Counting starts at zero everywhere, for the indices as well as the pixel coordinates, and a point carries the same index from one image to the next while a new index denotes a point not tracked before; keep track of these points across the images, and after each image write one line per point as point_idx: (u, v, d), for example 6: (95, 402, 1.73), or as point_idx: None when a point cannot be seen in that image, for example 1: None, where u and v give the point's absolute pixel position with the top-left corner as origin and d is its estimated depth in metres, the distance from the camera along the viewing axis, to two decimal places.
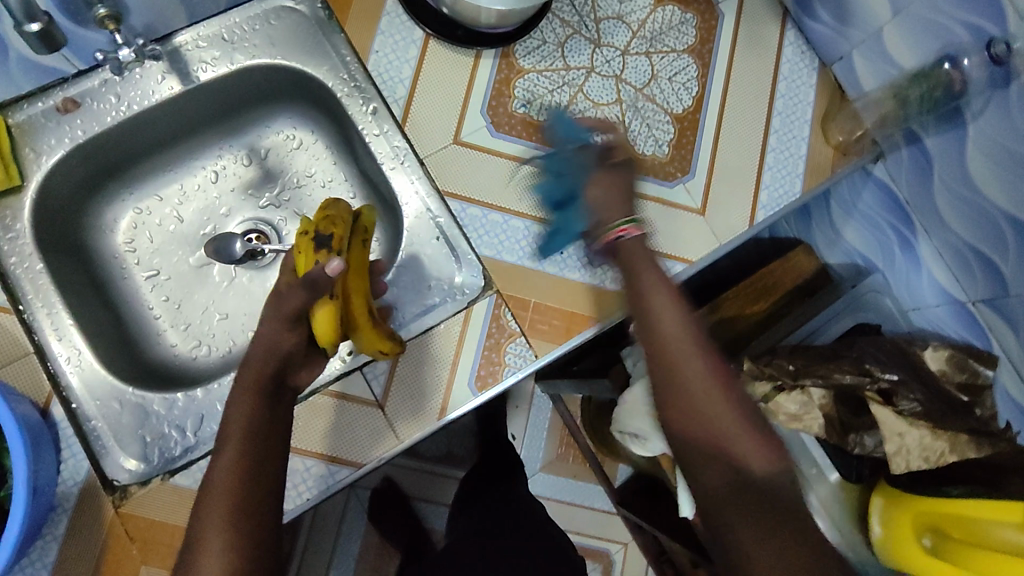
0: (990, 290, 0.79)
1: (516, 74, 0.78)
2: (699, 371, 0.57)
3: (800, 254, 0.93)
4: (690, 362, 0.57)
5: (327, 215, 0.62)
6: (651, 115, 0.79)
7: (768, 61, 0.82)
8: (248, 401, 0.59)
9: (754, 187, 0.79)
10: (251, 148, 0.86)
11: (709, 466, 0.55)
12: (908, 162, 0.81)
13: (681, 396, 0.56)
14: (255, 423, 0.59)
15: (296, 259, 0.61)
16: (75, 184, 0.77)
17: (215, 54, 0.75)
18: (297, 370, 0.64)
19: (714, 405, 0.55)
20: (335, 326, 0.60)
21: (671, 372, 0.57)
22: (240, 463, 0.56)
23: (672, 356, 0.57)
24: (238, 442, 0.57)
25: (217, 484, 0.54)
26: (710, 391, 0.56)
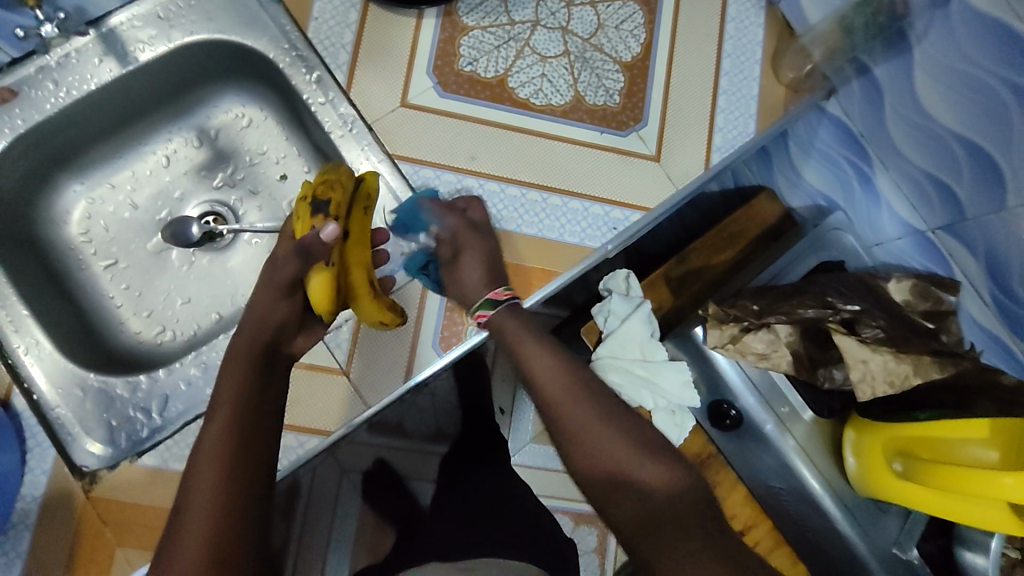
0: (946, 216, 0.80)
1: (460, 32, 0.77)
2: (586, 410, 0.59)
3: (763, 201, 0.88)
4: (581, 420, 0.59)
5: (327, 179, 0.58)
6: (600, 65, 0.78)
7: (715, 3, 0.82)
8: (237, 372, 0.60)
9: (707, 128, 0.79)
10: (200, 129, 0.85)
11: (614, 505, 0.57)
12: (859, 94, 0.81)
13: (592, 457, 0.57)
14: (243, 393, 0.58)
15: (295, 225, 0.58)
16: (23, 176, 0.75)
17: (151, 33, 0.74)
18: (293, 339, 0.65)
19: (626, 458, 0.57)
20: (331, 293, 0.56)
21: (566, 429, 0.59)
22: (228, 432, 0.56)
23: (557, 402, 0.60)
24: (227, 411, 0.57)
25: (201, 455, 0.55)
26: (609, 437, 0.57)
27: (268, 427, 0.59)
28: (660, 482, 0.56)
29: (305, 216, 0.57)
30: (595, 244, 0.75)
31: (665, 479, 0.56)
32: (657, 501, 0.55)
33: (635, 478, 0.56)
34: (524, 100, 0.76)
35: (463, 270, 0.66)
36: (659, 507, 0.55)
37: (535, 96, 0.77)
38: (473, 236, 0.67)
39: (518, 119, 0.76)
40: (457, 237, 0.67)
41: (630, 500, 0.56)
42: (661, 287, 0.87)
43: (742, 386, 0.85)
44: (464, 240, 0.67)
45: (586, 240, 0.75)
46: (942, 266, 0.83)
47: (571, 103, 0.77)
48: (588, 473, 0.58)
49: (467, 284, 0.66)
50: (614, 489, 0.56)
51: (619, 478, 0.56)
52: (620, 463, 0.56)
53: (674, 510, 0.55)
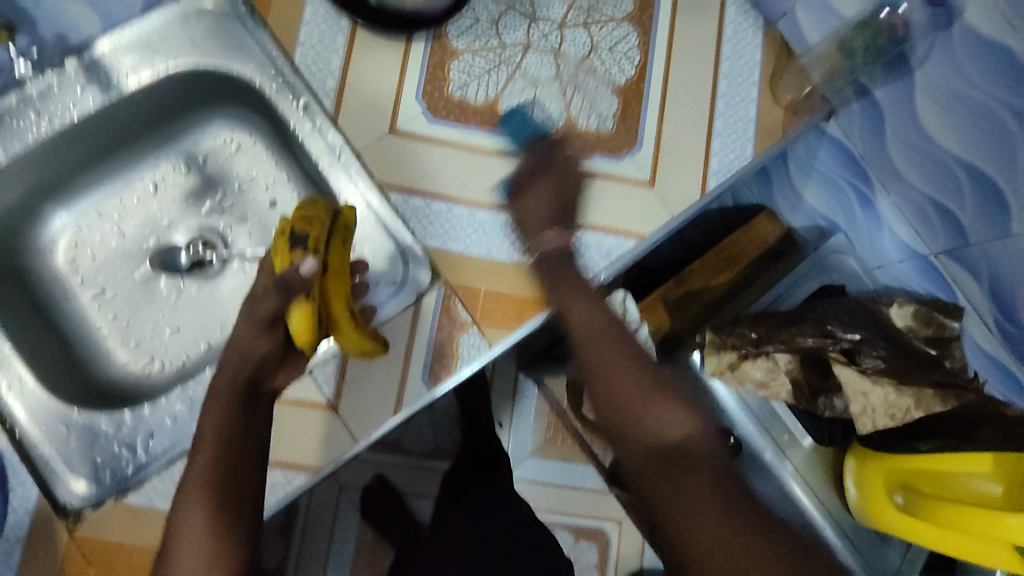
0: (949, 241, 0.78)
1: (450, 56, 0.75)
2: (613, 356, 0.62)
3: (763, 221, 0.86)
4: (605, 358, 0.62)
5: (304, 216, 0.62)
6: (593, 89, 0.77)
7: (711, 22, 0.80)
8: (219, 408, 0.59)
9: (704, 152, 0.77)
10: (188, 155, 0.83)
11: (625, 441, 0.59)
12: (860, 117, 0.80)
13: (611, 396, 0.60)
14: (226, 424, 0.58)
15: (276, 260, 0.62)
16: (7, 207, 0.74)
17: (135, 60, 0.73)
18: (275, 372, 0.63)
19: (648, 402, 0.59)
20: (312, 323, 0.59)
21: (594, 366, 0.62)
22: (213, 465, 0.56)
23: (586, 340, 0.64)
24: (210, 445, 0.57)
25: (189, 489, 0.55)
26: (628, 378, 0.61)
27: (255, 455, 0.58)
28: (673, 424, 0.58)
29: (283, 251, 0.61)
30: (587, 273, 0.73)
31: (680, 422, 0.58)
32: (668, 443, 0.57)
33: (646, 417, 0.58)
34: None
35: (529, 200, 0.69)
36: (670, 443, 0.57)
37: None
38: (553, 172, 0.70)
39: (510, 146, 0.74)
40: (536, 167, 0.70)
41: (636, 427, 0.58)
42: (660, 310, 0.84)
43: (741, 414, 0.82)
44: (553, 162, 0.70)
45: (580, 268, 0.73)
46: (946, 290, 0.81)
47: (564, 128, 0.75)
48: (605, 410, 0.61)
49: (533, 213, 0.69)
50: (628, 427, 0.59)
51: (630, 419, 0.59)
52: (632, 402, 0.59)
53: (687, 453, 0.57)
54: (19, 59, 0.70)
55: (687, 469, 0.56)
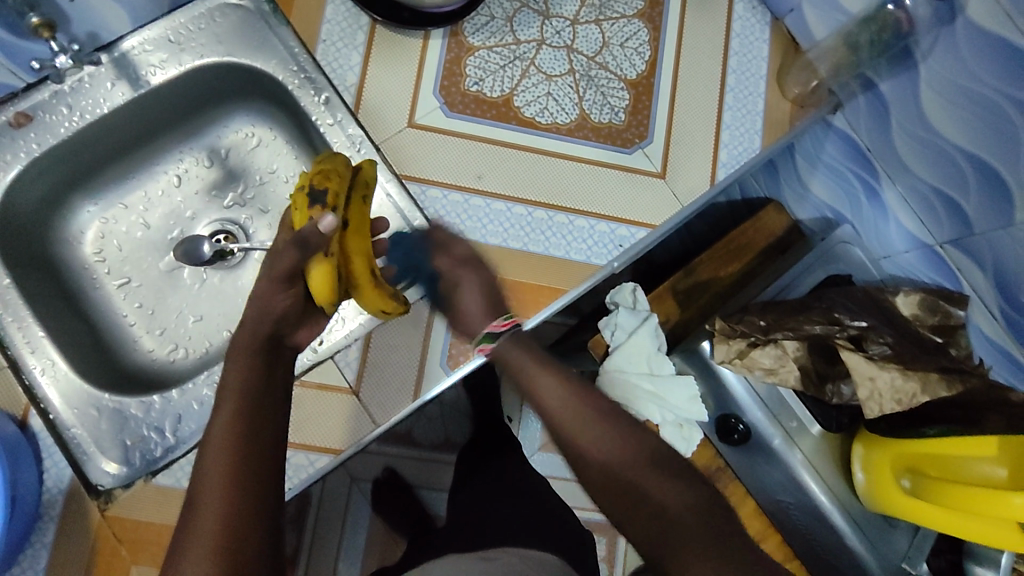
0: (954, 231, 0.80)
1: (466, 52, 0.78)
2: (596, 427, 0.56)
3: (771, 213, 0.88)
4: (587, 429, 0.57)
5: (322, 169, 0.60)
6: (605, 83, 0.79)
7: (720, 18, 0.82)
8: (243, 363, 0.60)
9: (712, 144, 0.79)
10: (211, 149, 0.85)
11: (630, 522, 0.52)
12: (865, 110, 0.80)
13: (604, 473, 0.54)
14: (248, 383, 0.59)
15: (295, 215, 0.60)
16: (37, 199, 0.77)
17: (162, 56, 0.75)
18: (295, 329, 0.67)
19: (658, 484, 0.53)
20: (329, 287, 0.59)
21: (578, 442, 0.56)
22: (241, 417, 0.56)
23: (559, 414, 0.58)
24: (235, 400, 0.57)
25: (216, 439, 0.54)
26: (630, 453, 0.54)
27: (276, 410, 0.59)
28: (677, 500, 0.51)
29: (303, 206, 0.59)
30: (600, 263, 0.75)
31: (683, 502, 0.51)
32: (684, 528, 0.49)
33: (652, 495, 0.52)
34: (530, 119, 0.77)
35: (466, 301, 0.69)
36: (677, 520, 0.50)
37: (541, 115, 0.77)
38: (475, 269, 0.70)
39: (525, 139, 0.77)
40: (457, 262, 0.70)
41: (638, 505, 0.52)
42: (670, 300, 0.87)
43: (749, 399, 0.84)
44: (455, 269, 0.70)
45: (593, 257, 0.75)
46: (950, 280, 0.83)
47: (576, 121, 0.78)
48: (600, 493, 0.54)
49: (468, 310, 0.68)
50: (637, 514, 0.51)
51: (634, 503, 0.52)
52: (639, 478, 0.53)
53: (684, 526, 0.50)
54: (61, 56, 0.70)
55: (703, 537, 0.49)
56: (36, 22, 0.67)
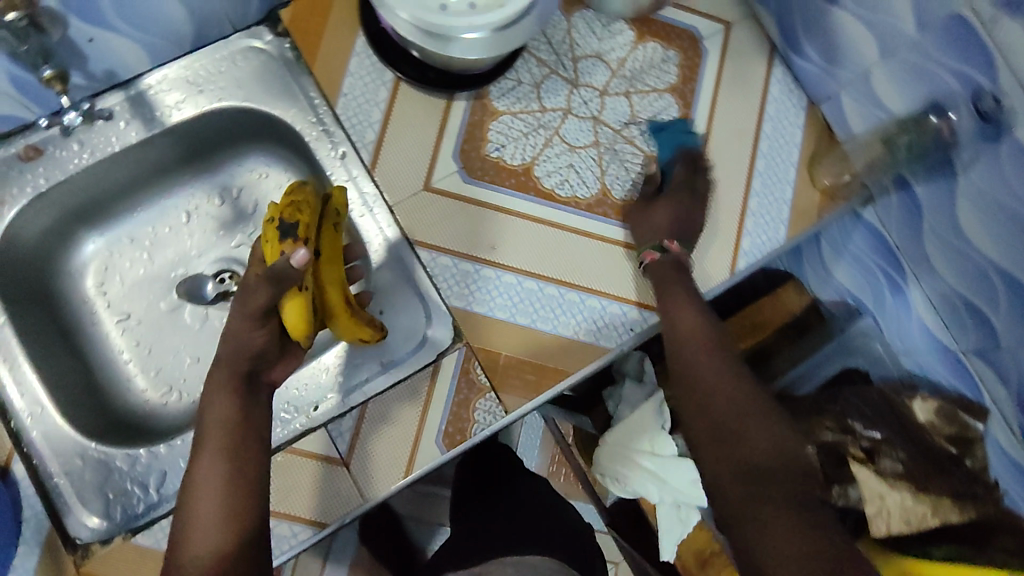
0: (979, 340, 0.76)
1: (489, 117, 0.75)
2: (714, 361, 0.69)
3: (789, 291, 0.83)
4: (710, 364, 0.69)
5: (292, 202, 0.61)
6: (630, 159, 0.77)
7: (753, 99, 0.79)
8: (221, 397, 0.62)
9: (735, 231, 0.77)
10: (223, 187, 0.83)
11: (713, 443, 0.65)
12: (897, 207, 0.76)
13: (703, 396, 0.68)
14: (229, 413, 0.61)
15: (265, 248, 0.60)
16: (41, 232, 0.75)
17: (179, 97, 0.73)
18: (274, 364, 0.64)
19: (761, 438, 0.64)
20: (305, 317, 0.60)
21: (689, 368, 0.69)
22: (222, 463, 0.59)
23: (686, 341, 0.69)
24: (217, 432, 0.60)
25: (201, 489, 0.58)
26: (728, 388, 0.68)
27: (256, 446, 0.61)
28: (768, 439, 0.64)
29: (274, 239, 0.59)
30: (608, 345, 0.73)
31: (769, 438, 0.64)
32: (749, 446, 0.63)
33: (747, 433, 0.64)
34: (549, 191, 0.75)
35: (654, 218, 0.74)
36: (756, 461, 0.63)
37: (561, 187, 0.75)
38: (674, 199, 0.74)
39: (542, 212, 0.74)
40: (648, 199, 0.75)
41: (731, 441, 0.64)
42: None
43: None
44: (670, 191, 0.75)
45: (601, 338, 0.73)
46: (970, 388, 0.78)
47: (596, 196, 0.75)
48: (693, 415, 0.68)
49: (648, 229, 0.73)
50: (726, 437, 0.65)
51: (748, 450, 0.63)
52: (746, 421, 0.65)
53: (772, 465, 0.62)
54: (70, 112, 0.68)
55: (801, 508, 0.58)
56: (49, 76, 0.65)
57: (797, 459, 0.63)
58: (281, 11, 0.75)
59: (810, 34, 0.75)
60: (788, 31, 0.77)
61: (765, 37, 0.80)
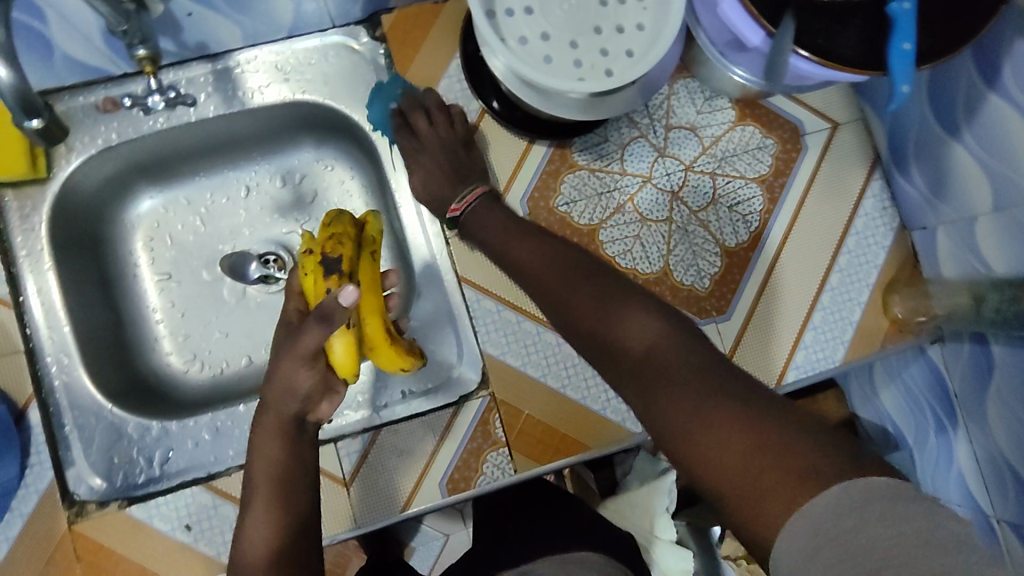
0: (1018, 514, 0.68)
1: (567, 168, 0.73)
2: (574, 283, 0.57)
3: (829, 400, 0.85)
4: (568, 287, 0.57)
5: (335, 234, 0.57)
6: (699, 244, 0.73)
7: (844, 209, 0.75)
8: (270, 450, 0.59)
9: (791, 342, 0.73)
10: (287, 171, 0.82)
11: (608, 360, 0.53)
12: (967, 357, 0.72)
13: (581, 325, 0.55)
14: (279, 467, 0.59)
15: (307, 284, 0.56)
16: (104, 180, 0.76)
17: (264, 81, 0.73)
18: (319, 403, 0.60)
19: (602, 308, 0.54)
20: (356, 356, 0.57)
21: (560, 297, 0.57)
22: (272, 525, 0.56)
23: (550, 279, 0.58)
24: (266, 487, 0.58)
25: (249, 553, 0.55)
26: (578, 289, 0.56)
27: (302, 501, 0.58)
28: (648, 332, 0.51)
29: (316, 275, 0.55)
30: (634, 430, 0.70)
31: (648, 325, 0.52)
32: (639, 350, 0.51)
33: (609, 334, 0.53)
34: (610, 257, 0.72)
35: (428, 171, 0.70)
36: (640, 342, 0.51)
37: (622, 257, 0.72)
38: (435, 138, 0.70)
39: None
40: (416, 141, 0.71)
41: (611, 342, 0.53)
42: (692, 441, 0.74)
43: None
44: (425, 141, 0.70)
45: (628, 421, 0.70)
46: None
47: (657, 274, 0.72)
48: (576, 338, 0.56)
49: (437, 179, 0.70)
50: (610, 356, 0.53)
51: (601, 339, 0.53)
52: (570, 302, 0.56)
53: (661, 355, 0.50)
54: (156, 95, 0.70)
55: (703, 375, 0.47)
56: (142, 55, 0.64)
57: (691, 347, 0.50)
58: (383, 15, 0.73)
59: (919, 158, 0.71)
60: (897, 149, 0.73)
61: (870, 148, 0.76)
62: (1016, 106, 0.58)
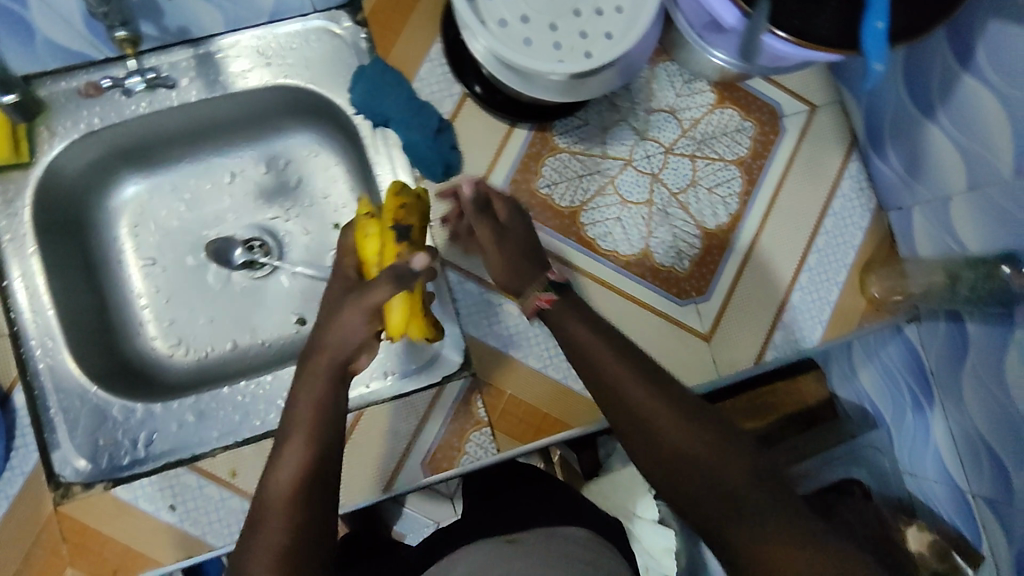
0: (992, 490, 0.70)
1: (548, 151, 0.74)
2: (637, 389, 0.51)
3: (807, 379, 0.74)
4: (630, 394, 0.51)
5: (404, 204, 0.62)
6: (679, 225, 0.74)
7: (822, 190, 0.76)
8: (318, 383, 0.53)
9: (770, 322, 0.74)
10: (270, 156, 0.83)
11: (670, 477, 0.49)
12: (942, 335, 0.73)
13: (644, 436, 0.50)
14: (324, 406, 0.52)
15: (373, 246, 0.60)
16: (88, 166, 0.76)
17: (246, 65, 0.73)
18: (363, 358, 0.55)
19: (670, 425, 0.49)
20: (410, 319, 0.61)
21: (620, 395, 0.51)
22: (306, 470, 0.49)
23: (609, 377, 0.52)
24: (308, 426, 0.51)
25: (270, 501, 0.47)
26: (665, 415, 0.50)
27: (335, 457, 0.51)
28: (717, 463, 0.48)
29: (387, 240, 0.60)
30: None
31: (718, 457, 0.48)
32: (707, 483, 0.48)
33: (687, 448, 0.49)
34: (591, 239, 0.73)
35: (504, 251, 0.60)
36: (713, 477, 0.48)
37: (603, 239, 0.73)
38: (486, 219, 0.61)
39: (579, 259, 0.73)
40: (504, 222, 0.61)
41: (681, 466, 0.48)
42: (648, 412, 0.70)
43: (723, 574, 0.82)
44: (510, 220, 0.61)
45: None
46: (972, 532, 0.73)
47: (637, 256, 0.73)
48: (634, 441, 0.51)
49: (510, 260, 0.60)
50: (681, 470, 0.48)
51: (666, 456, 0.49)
52: (654, 415, 0.50)
53: (736, 493, 0.47)
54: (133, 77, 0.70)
55: (774, 513, 0.46)
56: (122, 38, 0.65)
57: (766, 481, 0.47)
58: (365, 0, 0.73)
59: (895, 139, 0.72)
60: (874, 132, 0.74)
61: (848, 130, 0.77)
62: (989, 86, 0.59)
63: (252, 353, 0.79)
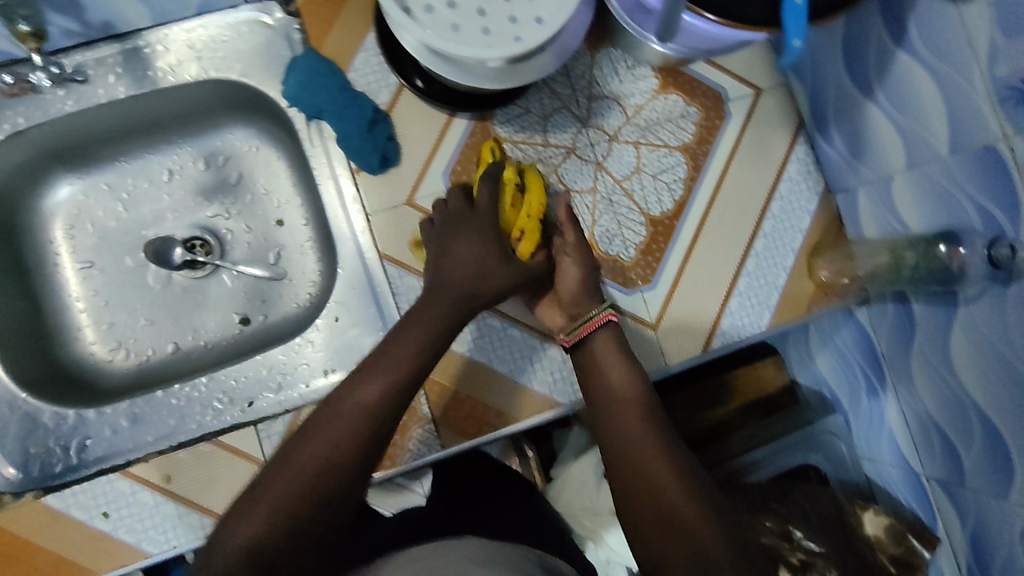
0: (945, 471, 0.70)
1: (488, 141, 0.72)
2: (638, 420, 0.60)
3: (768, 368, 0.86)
4: (628, 419, 0.60)
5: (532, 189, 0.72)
6: (624, 213, 0.73)
7: (767, 174, 0.75)
8: (427, 326, 0.61)
9: (717, 308, 0.73)
10: (210, 153, 0.81)
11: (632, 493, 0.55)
12: (891, 318, 0.71)
13: (626, 451, 0.58)
14: (419, 350, 0.59)
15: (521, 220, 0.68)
16: (16, 168, 0.74)
17: (176, 60, 0.71)
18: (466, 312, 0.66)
19: (653, 450, 0.57)
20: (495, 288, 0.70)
21: (620, 413, 0.61)
22: (382, 398, 0.56)
23: (614, 400, 0.62)
24: (406, 363, 0.58)
25: (344, 407, 0.55)
26: (650, 444, 0.57)
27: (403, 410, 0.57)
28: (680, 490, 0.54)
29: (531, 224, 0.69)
30: (561, 400, 0.70)
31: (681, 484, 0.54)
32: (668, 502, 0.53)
33: (651, 475, 0.55)
34: None
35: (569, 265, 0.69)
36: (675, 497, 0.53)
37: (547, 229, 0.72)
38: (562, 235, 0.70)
39: None
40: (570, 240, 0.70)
41: (650, 486, 0.54)
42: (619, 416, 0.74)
43: None
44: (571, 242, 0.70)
45: (555, 393, 0.70)
46: (927, 513, 0.73)
47: None
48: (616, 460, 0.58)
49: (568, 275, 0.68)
50: (636, 491, 0.55)
51: (640, 471, 0.56)
52: (645, 455, 0.57)
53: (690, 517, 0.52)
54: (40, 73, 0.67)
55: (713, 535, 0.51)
56: (25, 32, 0.62)
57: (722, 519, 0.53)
58: None
59: (838, 121, 0.71)
60: (819, 114, 0.74)
61: (793, 113, 0.76)
62: (923, 63, 0.58)
63: (194, 355, 0.77)
